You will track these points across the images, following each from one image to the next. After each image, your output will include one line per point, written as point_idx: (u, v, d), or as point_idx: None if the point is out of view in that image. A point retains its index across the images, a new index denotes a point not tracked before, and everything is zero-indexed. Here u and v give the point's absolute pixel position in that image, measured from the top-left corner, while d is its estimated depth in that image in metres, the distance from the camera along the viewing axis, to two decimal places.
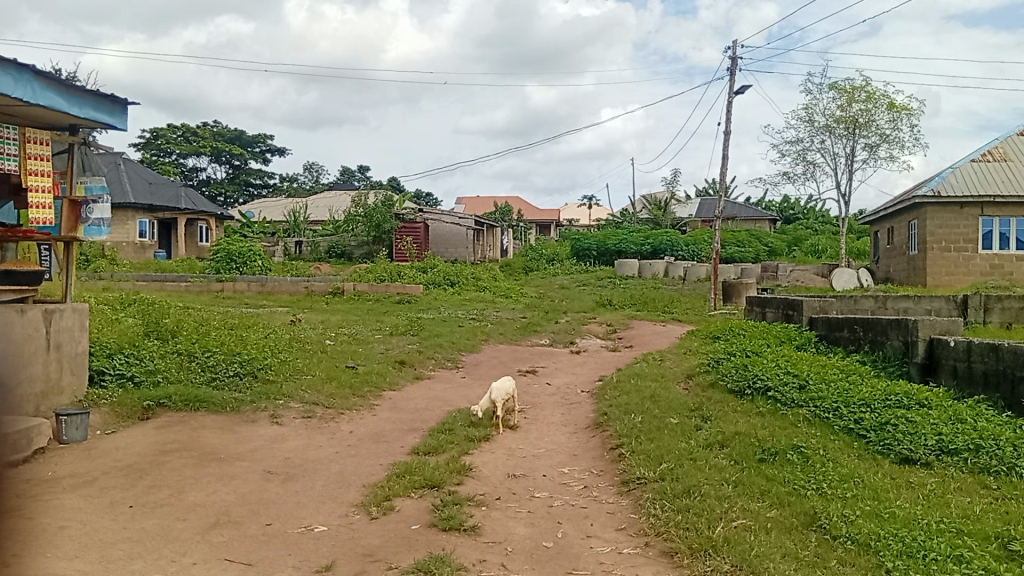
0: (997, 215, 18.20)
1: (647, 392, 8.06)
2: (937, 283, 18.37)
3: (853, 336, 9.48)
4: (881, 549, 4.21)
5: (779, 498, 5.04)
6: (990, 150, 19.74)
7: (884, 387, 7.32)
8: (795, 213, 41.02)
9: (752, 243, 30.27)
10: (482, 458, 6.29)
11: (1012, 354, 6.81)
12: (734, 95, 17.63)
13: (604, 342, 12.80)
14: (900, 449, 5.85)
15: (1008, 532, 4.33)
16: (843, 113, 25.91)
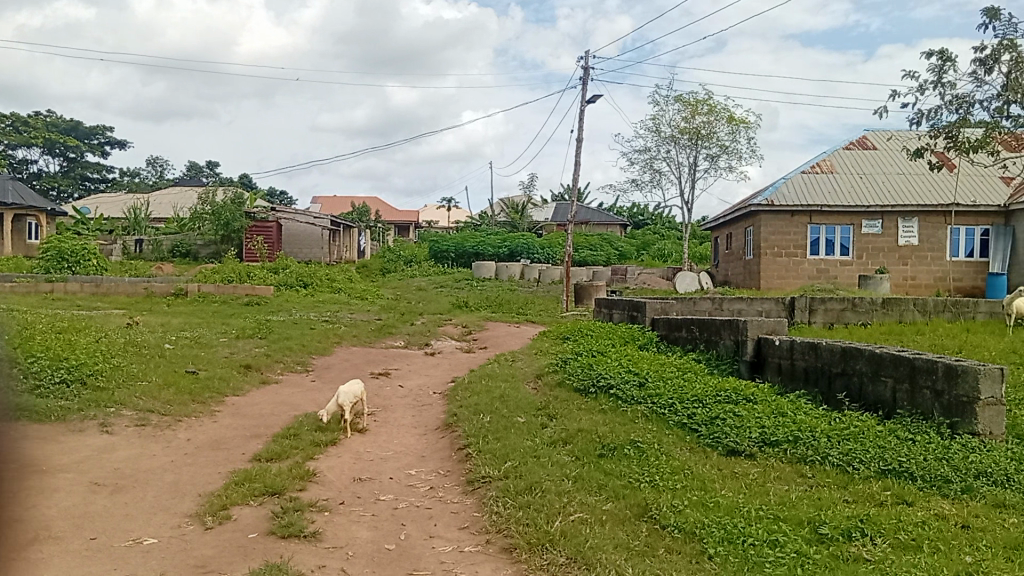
0: (823, 223, 19.66)
1: (496, 392, 8.20)
2: (770, 286, 19.70)
3: (690, 336, 10.01)
4: (704, 537, 4.49)
5: (615, 492, 5.26)
6: (818, 163, 21.35)
7: (715, 383, 7.80)
8: (643, 218, 42.70)
9: (604, 247, 31.32)
10: (327, 463, 6.20)
11: (829, 351, 7.43)
12: (586, 104, 18.14)
13: (459, 343, 12.89)
14: (727, 442, 6.24)
15: (819, 517, 4.71)
16: (687, 125, 27.28)
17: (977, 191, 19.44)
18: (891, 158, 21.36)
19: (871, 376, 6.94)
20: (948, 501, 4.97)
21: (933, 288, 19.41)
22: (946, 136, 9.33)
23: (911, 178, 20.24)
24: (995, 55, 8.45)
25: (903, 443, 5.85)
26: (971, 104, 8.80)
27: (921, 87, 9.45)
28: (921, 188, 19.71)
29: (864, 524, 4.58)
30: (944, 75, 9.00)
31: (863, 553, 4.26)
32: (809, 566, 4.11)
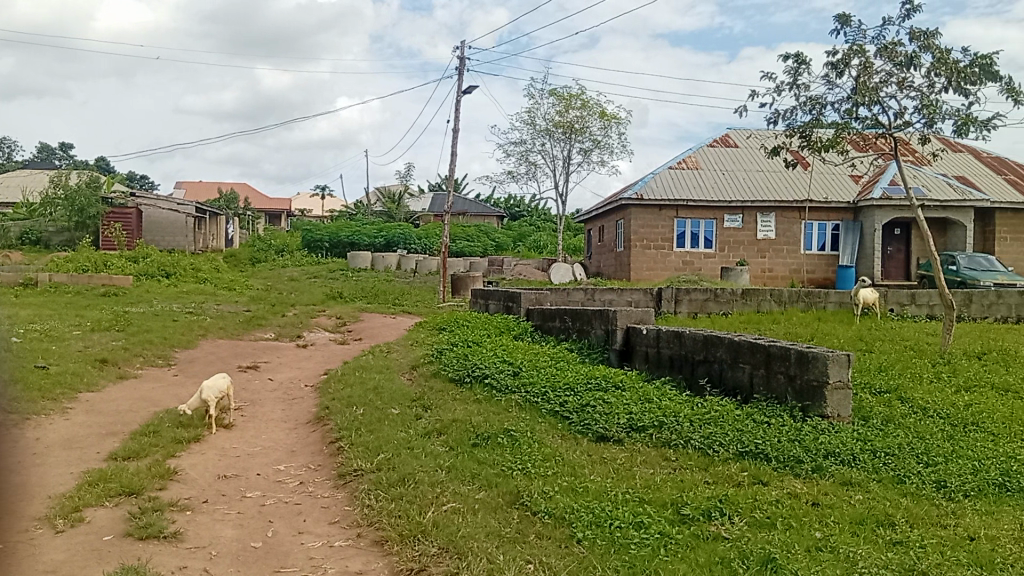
0: (689, 217, 20.48)
1: (370, 384, 8.10)
2: (639, 277, 20.38)
3: (563, 325, 10.22)
4: (573, 521, 4.59)
5: (488, 480, 5.31)
6: (685, 159, 22.23)
7: (586, 371, 8.01)
8: (520, 210, 43.10)
9: (480, 238, 31.47)
10: (190, 460, 5.94)
11: (692, 339, 7.76)
12: (461, 94, 18.12)
13: (332, 334, 12.64)
14: (597, 428, 6.41)
15: (682, 498, 4.92)
16: (561, 119, 27.77)
17: (828, 188, 20.77)
18: (751, 155, 22.49)
19: (731, 363, 7.30)
20: (800, 480, 5.30)
21: (790, 279, 20.64)
22: (801, 135, 9.90)
23: (770, 175, 21.40)
24: (845, 60, 9.03)
25: (760, 426, 6.19)
26: (823, 106, 9.38)
27: (778, 87, 9.98)
28: (778, 185, 20.88)
29: (722, 504, 4.82)
30: (799, 77, 9.53)
31: (722, 531, 4.48)
32: (672, 545, 4.29)
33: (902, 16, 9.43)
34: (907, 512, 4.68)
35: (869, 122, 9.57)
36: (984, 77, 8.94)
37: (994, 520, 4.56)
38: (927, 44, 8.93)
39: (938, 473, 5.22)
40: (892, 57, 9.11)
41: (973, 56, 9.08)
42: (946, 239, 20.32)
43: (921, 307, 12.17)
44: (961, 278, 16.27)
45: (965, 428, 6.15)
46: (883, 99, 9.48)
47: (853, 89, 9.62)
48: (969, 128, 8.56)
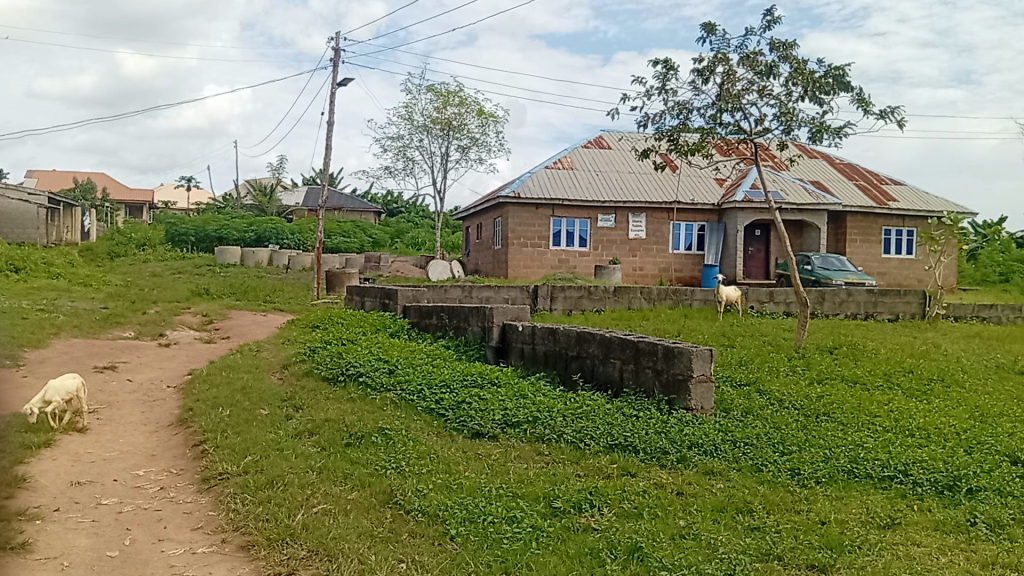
0: (565, 216, 20.87)
1: (238, 384, 7.80)
2: (516, 275, 20.60)
3: (440, 322, 10.19)
4: (446, 518, 4.59)
5: (361, 480, 5.22)
6: (561, 159, 22.65)
7: (462, 368, 8.02)
8: (397, 206, 42.64)
9: (356, 234, 30.95)
10: (38, 467, 5.54)
11: (566, 336, 7.91)
12: (337, 86, 17.74)
13: (198, 333, 12.09)
14: (472, 425, 6.41)
15: (554, 492, 5.01)
16: (439, 115, 27.68)
17: (695, 191, 21.66)
18: (624, 157, 23.15)
19: (603, 359, 7.49)
20: (666, 471, 5.50)
21: (659, 277, 21.39)
22: (669, 139, 10.26)
23: (641, 177, 22.10)
24: (711, 67, 9.43)
25: (629, 419, 6.39)
26: (689, 111, 9.76)
27: (647, 92, 10.31)
28: (649, 187, 21.59)
29: (593, 496, 4.94)
30: (668, 82, 9.88)
31: (592, 523, 4.59)
32: (543, 538, 4.36)
33: (762, 27, 9.93)
34: (764, 499, 4.95)
35: (732, 128, 10.03)
36: (837, 87, 9.55)
37: (842, 504, 4.89)
38: (786, 55, 9.45)
39: (793, 461, 5.54)
40: (753, 65, 9.59)
41: (827, 67, 9.67)
42: (802, 240, 21.61)
43: (779, 304, 12.89)
44: (815, 277, 17.34)
45: (818, 418, 6.57)
46: (745, 106, 9.96)
47: (718, 95, 10.06)
48: (823, 135, 9.13)
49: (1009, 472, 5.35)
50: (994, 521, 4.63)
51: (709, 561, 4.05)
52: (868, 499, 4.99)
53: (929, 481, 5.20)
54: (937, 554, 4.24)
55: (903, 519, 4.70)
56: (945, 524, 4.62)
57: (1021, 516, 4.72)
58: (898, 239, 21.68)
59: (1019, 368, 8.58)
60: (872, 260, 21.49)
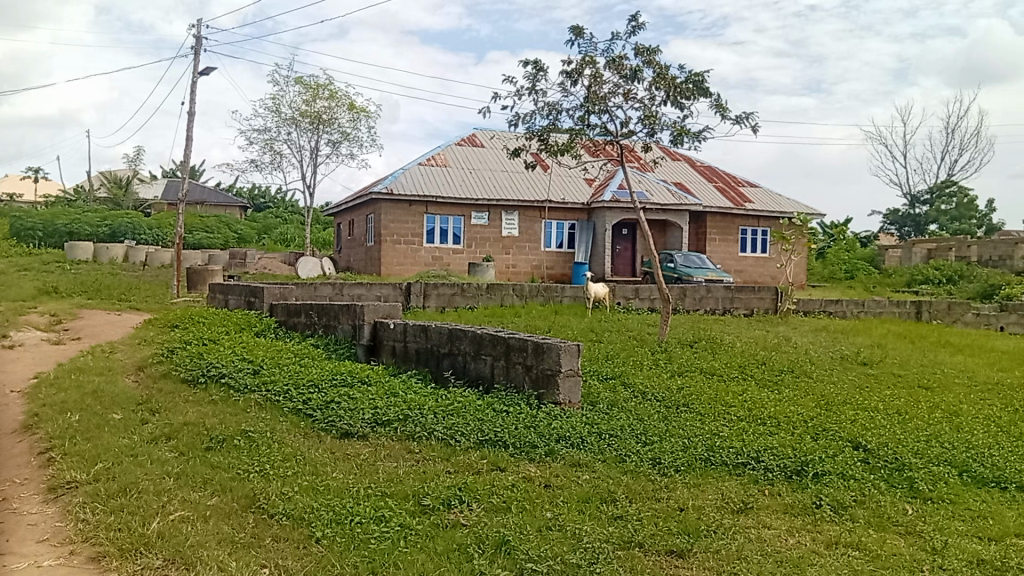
0: (438, 213, 20.82)
1: (90, 388, 7.34)
2: (389, 272, 20.40)
3: (308, 321, 9.96)
4: (312, 521, 4.49)
5: (222, 485, 5.03)
6: (434, 156, 22.59)
7: (331, 368, 7.87)
8: (265, 201, 41.33)
9: (221, 230, 29.76)
10: None
11: (438, 333, 7.91)
12: (199, 75, 16.98)
13: (44, 334, 11.27)
14: (341, 425, 6.29)
15: (423, 490, 5.00)
16: (308, 108, 27.01)
17: (566, 190, 22.12)
18: (496, 155, 23.33)
19: (474, 355, 7.53)
20: (535, 464, 5.60)
21: (530, 274, 21.73)
22: (539, 139, 10.42)
23: (513, 175, 22.35)
24: (579, 69, 9.65)
25: (499, 415, 6.46)
26: (558, 112, 9.95)
27: (517, 91, 10.43)
28: (521, 185, 21.87)
29: (462, 492, 4.96)
30: (538, 83, 10.04)
31: (461, 519, 4.61)
32: (412, 537, 4.34)
33: (628, 32, 10.25)
34: (628, 488, 5.12)
35: (599, 129, 10.30)
36: (697, 93, 9.97)
37: (699, 491, 5.13)
38: (649, 60, 9.79)
39: (655, 451, 5.76)
40: (619, 69, 9.89)
41: (688, 74, 10.09)
42: (666, 239, 22.49)
43: (644, 300, 13.37)
44: (678, 274, 18.08)
45: (679, 409, 6.86)
46: (611, 109, 10.25)
47: (586, 97, 10.30)
48: (683, 139, 9.52)
49: (850, 456, 5.76)
50: (836, 503, 4.98)
51: (574, 551, 4.15)
52: (724, 485, 5.26)
53: (779, 467, 5.53)
54: (786, 536, 4.52)
55: (755, 503, 4.97)
56: (793, 507, 4.92)
57: (860, 497, 5.09)
58: (754, 238, 22.92)
59: (860, 358, 9.25)
60: (730, 258, 22.64)
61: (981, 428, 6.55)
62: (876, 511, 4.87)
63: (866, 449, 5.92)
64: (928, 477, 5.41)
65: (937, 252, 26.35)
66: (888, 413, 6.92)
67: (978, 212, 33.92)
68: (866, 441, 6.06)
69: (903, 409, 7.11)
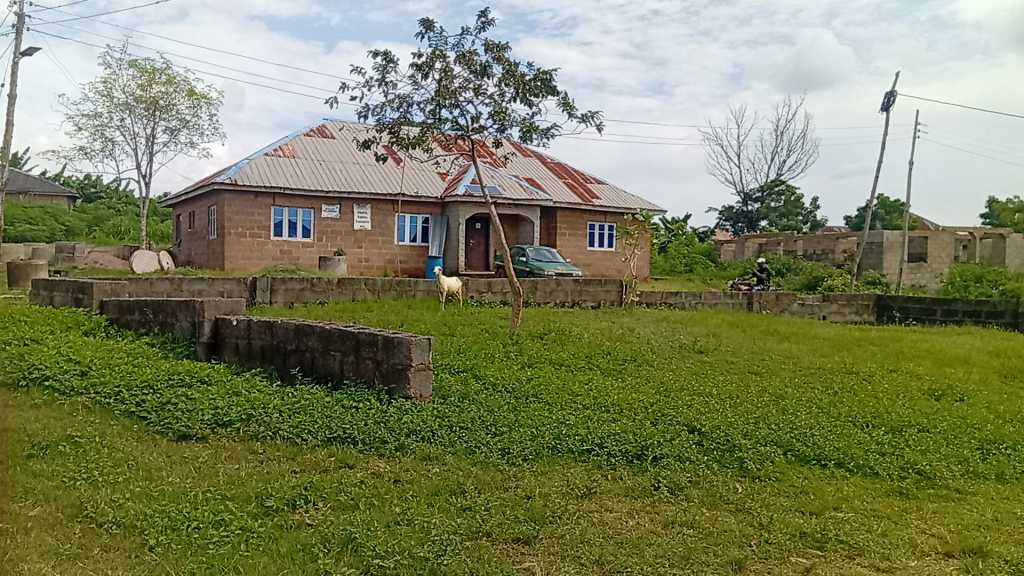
0: (286, 206, 20.17)
1: None
2: (234, 266, 19.60)
3: (143, 318, 9.41)
4: (146, 528, 4.25)
5: (44, 494, 4.66)
6: (282, 146, 21.87)
7: (168, 367, 7.48)
8: (97, 191, 38.65)
9: (45, 222, 27.55)
10: None
11: (284, 330, 7.67)
12: (17, 54, 15.62)
13: None
14: (178, 427, 5.99)
15: (267, 491, 4.84)
16: (143, 93, 25.47)
17: (419, 184, 22.02)
18: (347, 147, 22.88)
19: (322, 351, 7.37)
20: (384, 460, 5.55)
21: (383, 269, 21.52)
22: (389, 131, 10.31)
23: (365, 168, 22.00)
24: (429, 63, 9.61)
25: (347, 412, 6.36)
26: (409, 105, 9.88)
27: (367, 82, 10.26)
28: (373, 178, 21.56)
29: (308, 491, 4.85)
30: (387, 75, 9.93)
31: (305, 518, 4.50)
32: (253, 540, 4.20)
33: (477, 28, 10.30)
34: (477, 479, 5.17)
35: (450, 123, 10.31)
36: (545, 91, 10.18)
37: (546, 479, 5.25)
38: (498, 56, 9.90)
39: (504, 442, 5.85)
40: (469, 64, 9.93)
41: (536, 71, 10.27)
42: (518, 234, 22.86)
43: (496, 294, 13.53)
44: (529, 268, 18.42)
45: (528, 399, 7.00)
46: (461, 103, 10.29)
47: (436, 91, 10.28)
48: (532, 135, 9.70)
49: (687, 440, 6.08)
50: (674, 484, 5.24)
51: (421, 545, 4.15)
52: (569, 472, 5.41)
53: (621, 452, 5.75)
54: (627, 518, 4.71)
55: (598, 488, 5.15)
56: (634, 490, 5.14)
57: (695, 478, 5.38)
58: (601, 233, 23.72)
59: (697, 347, 9.76)
60: (580, 252, 23.31)
61: (803, 409, 7.09)
62: (709, 490, 5.17)
63: (701, 432, 6.26)
64: (756, 457, 5.80)
65: (768, 246, 28.22)
66: (722, 398, 7.36)
67: (803, 209, 36.61)
68: (701, 424, 6.41)
69: (735, 393, 7.57)
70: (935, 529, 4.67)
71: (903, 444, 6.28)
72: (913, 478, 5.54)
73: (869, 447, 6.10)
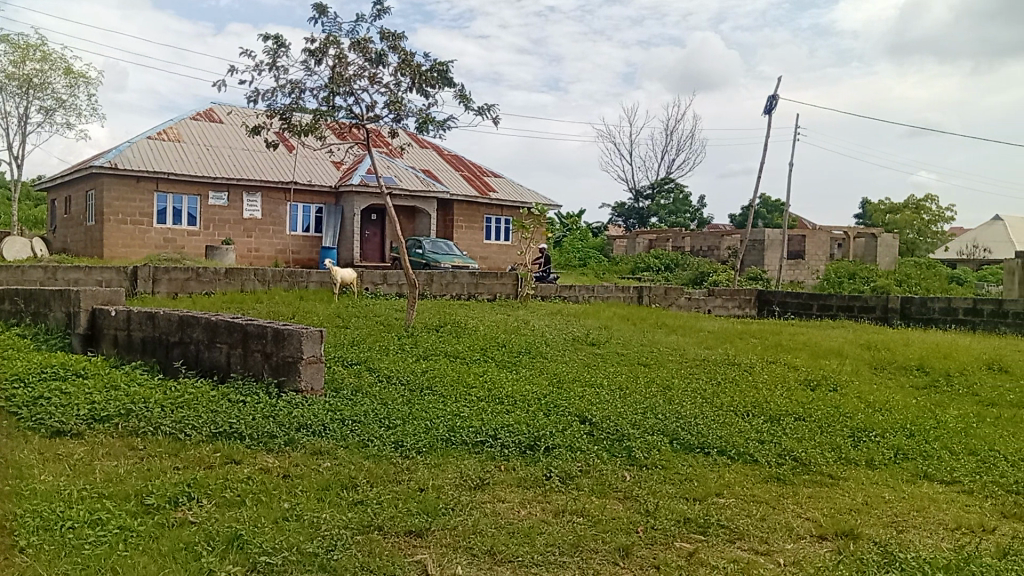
0: (170, 192, 19.32)
1: None
2: (114, 255, 18.69)
3: (13, 308, 8.83)
4: (15, 529, 3.99)
5: None
6: (166, 130, 20.93)
7: (40, 360, 7.05)
8: None
9: None
10: None
11: (167, 321, 7.37)
12: None
13: None
14: (51, 423, 5.65)
15: (148, 488, 4.64)
16: (14, 70, 23.84)
17: (311, 172, 21.52)
18: (236, 133, 22.11)
19: (208, 343, 7.11)
20: (273, 455, 5.41)
21: (274, 259, 20.96)
22: (281, 117, 10.02)
23: (255, 154, 21.32)
24: (323, 49, 9.40)
25: (234, 406, 6.17)
26: (302, 91, 9.64)
27: (256, 66, 9.95)
28: (263, 165, 20.92)
29: (191, 488, 4.68)
30: (278, 59, 9.65)
31: (188, 516, 4.34)
32: (132, 539, 4.02)
33: (373, 15, 10.13)
34: (369, 473, 5.11)
35: (344, 111, 10.12)
36: (441, 82, 10.13)
37: (439, 471, 5.25)
38: (394, 45, 9.78)
39: (397, 434, 5.81)
40: (364, 52, 9.77)
41: (432, 62, 10.21)
42: (414, 225, 22.70)
43: (392, 286, 13.40)
44: (426, 260, 18.34)
45: (422, 392, 6.97)
46: (356, 91, 10.12)
47: (330, 78, 10.06)
48: (428, 126, 9.64)
49: (579, 430, 6.20)
50: (565, 474, 5.34)
51: (310, 540, 4.07)
52: (462, 464, 5.42)
53: (514, 442, 5.81)
54: (519, 508, 4.76)
55: (492, 479, 5.19)
56: (526, 480, 5.20)
57: (586, 467, 5.50)
58: (497, 226, 23.87)
59: (589, 340, 9.96)
60: (476, 245, 23.37)
61: (689, 400, 7.35)
62: (599, 479, 5.29)
63: (592, 423, 6.40)
64: (645, 445, 5.97)
65: (658, 242, 29.07)
66: (612, 389, 7.55)
67: (690, 207, 37.89)
68: (592, 415, 6.55)
69: (624, 384, 7.79)
70: (810, 513, 4.93)
71: (782, 432, 6.60)
72: (789, 465, 5.83)
73: (749, 435, 6.39)
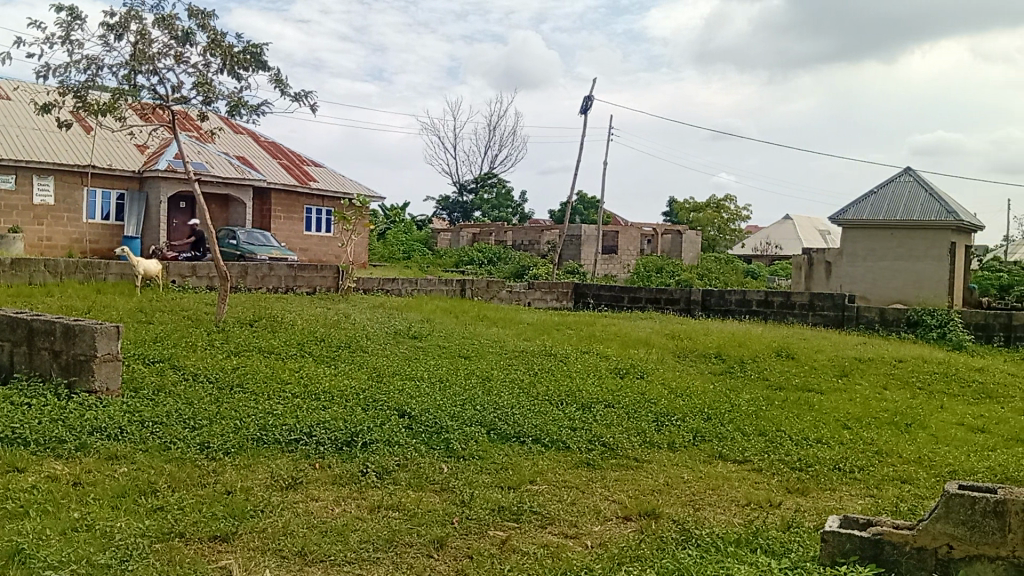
0: None
1: None
2: None
3: None
4: None
5: None
6: None
7: None
8: None
9: None
10: None
11: None
12: None
13: None
14: None
15: None
16: None
17: (113, 155, 19.98)
18: (24, 110, 20.12)
19: None
20: (61, 462, 4.97)
21: (69, 249, 19.29)
22: (75, 95, 9.21)
23: (47, 134, 19.50)
24: (124, 24, 8.73)
25: (17, 409, 5.62)
26: (100, 67, 8.91)
27: (47, 38, 9.08)
28: (58, 146, 19.19)
29: None
30: (72, 32, 8.86)
31: None
32: None
33: None
34: (171, 477, 4.82)
35: (147, 91, 9.45)
36: (255, 66, 9.71)
37: (248, 472, 5.03)
38: (203, 24, 9.26)
39: (204, 435, 5.52)
40: (169, 29, 9.18)
41: (245, 44, 9.75)
42: (228, 215, 21.65)
43: (201, 278, 12.71)
44: (241, 252, 17.58)
45: (232, 390, 6.66)
46: (161, 70, 9.48)
47: (131, 54, 9.37)
48: (241, 111, 9.21)
49: (397, 424, 6.16)
50: (381, 469, 5.29)
51: (103, 552, 3.78)
52: (274, 463, 5.23)
53: (330, 439, 5.68)
54: (332, 506, 4.66)
55: (304, 478, 5.04)
56: (341, 477, 5.10)
57: (403, 461, 5.47)
58: (318, 217, 23.29)
59: (410, 333, 9.92)
60: (295, 236, 22.66)
61: (506, 391, 7.51)
62: (416, 472, 5.28)
63: (411, 417, 6.37)
64: (462, 437, 6.02)
65: (481, 236, 29.51)
66: (432, 381, 7.59)
67: (512, 202, 38.65)
68: (411, 408, 6.53)
69: (444, 376, 7.84)
70: (616, 495, 5.18)
71: (592, 419, 6.89)
72: (599, 450, 6.09)
73: (562, 423, 6.61)
